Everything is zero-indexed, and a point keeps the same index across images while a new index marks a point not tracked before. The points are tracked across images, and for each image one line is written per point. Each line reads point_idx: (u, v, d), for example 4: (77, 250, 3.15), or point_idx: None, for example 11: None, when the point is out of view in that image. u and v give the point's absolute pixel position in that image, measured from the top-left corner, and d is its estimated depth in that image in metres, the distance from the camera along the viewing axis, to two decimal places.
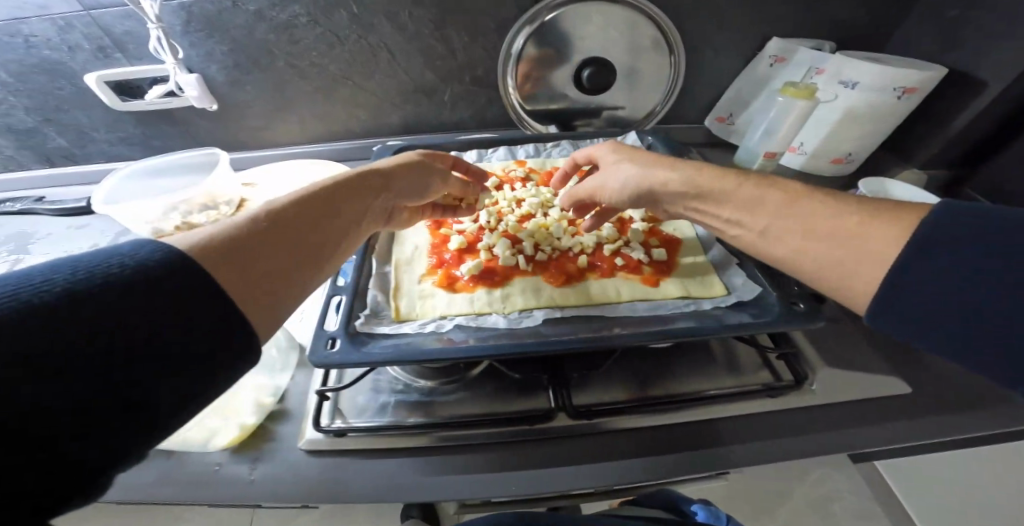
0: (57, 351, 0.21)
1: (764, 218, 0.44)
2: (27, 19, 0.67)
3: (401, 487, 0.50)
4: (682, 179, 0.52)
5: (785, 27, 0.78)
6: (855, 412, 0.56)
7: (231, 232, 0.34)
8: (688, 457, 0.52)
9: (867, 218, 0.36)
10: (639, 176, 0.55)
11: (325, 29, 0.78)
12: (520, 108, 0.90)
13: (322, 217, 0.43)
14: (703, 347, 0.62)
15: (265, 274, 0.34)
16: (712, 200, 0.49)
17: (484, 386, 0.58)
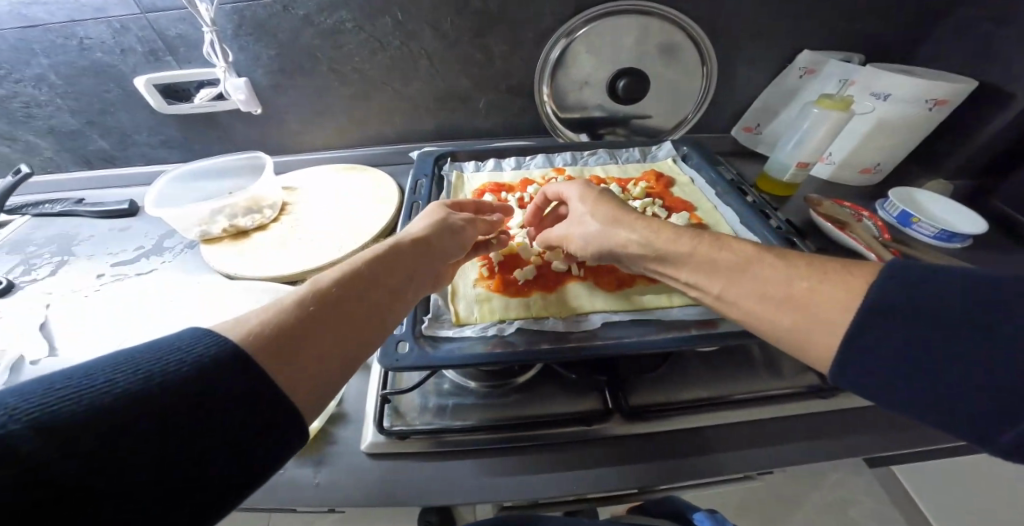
0: (145, 415, 0.26)
1: (718, 282, 0.44)
2: (83, 21, 0.67)
3: (466, 488, 0.50)
4: (642, 238, 0.51)
5: (819, 40, 0.80)
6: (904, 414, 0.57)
7: (278, 318, 0.34)
8: (747, 455, 0.52)
9: (815, 284, 0.37)
10: (600, 234, 0.54)
11: (369, 35, 0.79)
12: (553, 117, 0.91)
13: (372, 283, 0.42)
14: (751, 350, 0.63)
15: (307, 360, 0.34)
16: (670, 261, 0.49)
17: (539, 389, 0.59)
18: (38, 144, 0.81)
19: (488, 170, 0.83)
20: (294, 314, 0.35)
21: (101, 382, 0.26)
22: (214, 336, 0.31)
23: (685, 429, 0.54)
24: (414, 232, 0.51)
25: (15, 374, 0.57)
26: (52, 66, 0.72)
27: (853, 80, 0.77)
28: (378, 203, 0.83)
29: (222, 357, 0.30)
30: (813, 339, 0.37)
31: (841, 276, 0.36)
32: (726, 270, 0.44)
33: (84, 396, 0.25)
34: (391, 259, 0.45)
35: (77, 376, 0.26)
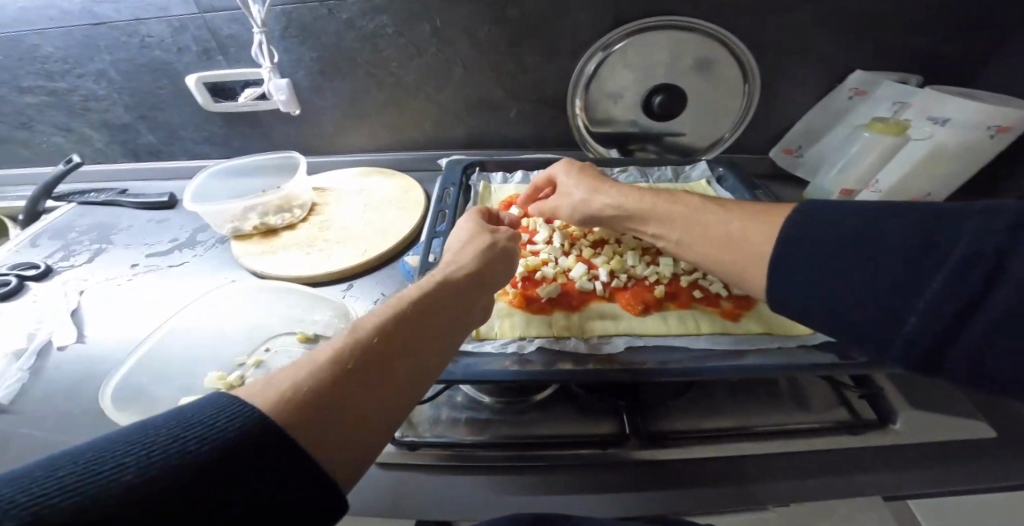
0: (175, 493, 0.23)
1: (677, 234, 0.53)
2: (146, 20, 0.70)
3: (474, 504, 0.48)
4: (684, 209, 0.53)
5: (870, 61, 0.77)
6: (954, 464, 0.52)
7: (310, 380, 0.31)
8: (774, 489, 0.48)
9: (747, 226, 0.45)
10: (587, 200, 0.63)
11: (408, 41, 0.80)
12: (585, 130, 0.90)
13: (411, 330, 0.39)
14: (782, 383, 0.59)
15: (348, 420, 0.31)
16: (640, 219, 0.58)
17: (554, 409, 0.57)
18: (91, 136, 0.84)
19: (516, 182, 0.82)
20: (335, 367, 0.33)
21: (111, 464, 0.23)
22: (244, 404, 0.28)
23: (708, 459, 0.51)
24: (443, 274, 0.47)
25: (42, 359, 0.59)
26: (113, 62, 0.75)
27: (910, 103, 0.74)
28: (404, 209, 0.83)
29: (254, 426, 0.26)
30: (754, 277, 0.43)
31: (762, 212, 0.45)
32: (759, 226, 0.44)
33: (100, 481, 0.22)
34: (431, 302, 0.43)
35: (84, 461, 0.23)
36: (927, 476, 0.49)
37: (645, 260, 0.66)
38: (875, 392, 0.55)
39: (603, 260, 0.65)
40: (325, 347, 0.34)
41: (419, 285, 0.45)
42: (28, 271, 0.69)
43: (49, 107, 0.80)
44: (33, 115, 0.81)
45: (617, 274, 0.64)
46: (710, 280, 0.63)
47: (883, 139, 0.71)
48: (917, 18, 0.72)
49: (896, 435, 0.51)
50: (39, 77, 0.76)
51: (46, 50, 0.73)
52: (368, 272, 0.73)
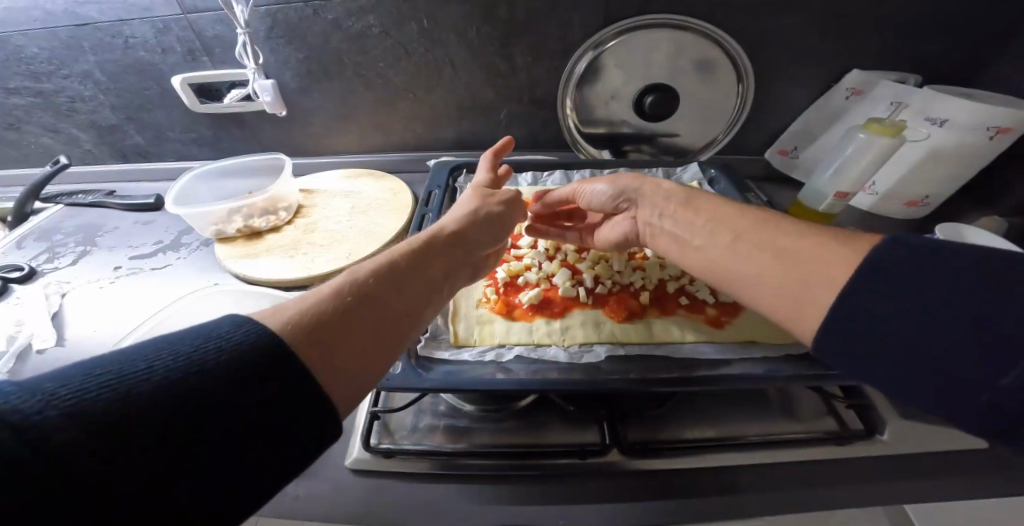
0: (194, 399, 0.25)
1: (728, 231, 0.43)
2: (130, 20, 0.70)
3: (446, 515, 0.47)
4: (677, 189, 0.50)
5: (868, 61, 0.75)
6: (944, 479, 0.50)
7: (318, 308, 0.33)
8: (757, 500, 0.47)
9: (803, 233, 0.38)
10: (616, 185, 0.56)
11: (395, 41, 0.79)
12: (575, 131, 0.89)
13: (412, 273, 0.41)
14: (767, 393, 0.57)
15: (355, 347, 0.33)
16: (687, 210, 0.48)
17: (533, 417, 0.55)
18: (79, 137, 0.83)
19: (503, 184, 0.81)
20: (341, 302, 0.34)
21: (137, 368, 0.25)
22: (259, 323, 0.30)
23: (688, 470, 0.49)
24: (443, 227, 0.49)
25: (21, 361, 0.59)
26: (98, 64, 0.74)
27: (906, 103, 0.72)
28: (390, 212, 0.82)
29: (269, 340, 0.28)
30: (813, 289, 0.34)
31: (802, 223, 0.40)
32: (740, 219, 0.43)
33: (130, 380, 0.24)
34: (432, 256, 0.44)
35: (115, 363, 0.25)
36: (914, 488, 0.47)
37: (631, 266, 0.64)
38: (862, 402, 0.53)
39: (588, 266, 0.64)
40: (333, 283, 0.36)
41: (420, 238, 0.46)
42: (12, 273, 0.69)
43: (37, 108, 0.79)
44: (20, 116, 0.80)
45: (602, 279, 0.62)
46: (696, 287, 0.62)
47: (878, 141, 0.69)
48: (917, 16, 0.70)
49: (882, 446, 0.50)
50: (25, 79, 0.75)
51: (31, 52, 0.72)
52: None
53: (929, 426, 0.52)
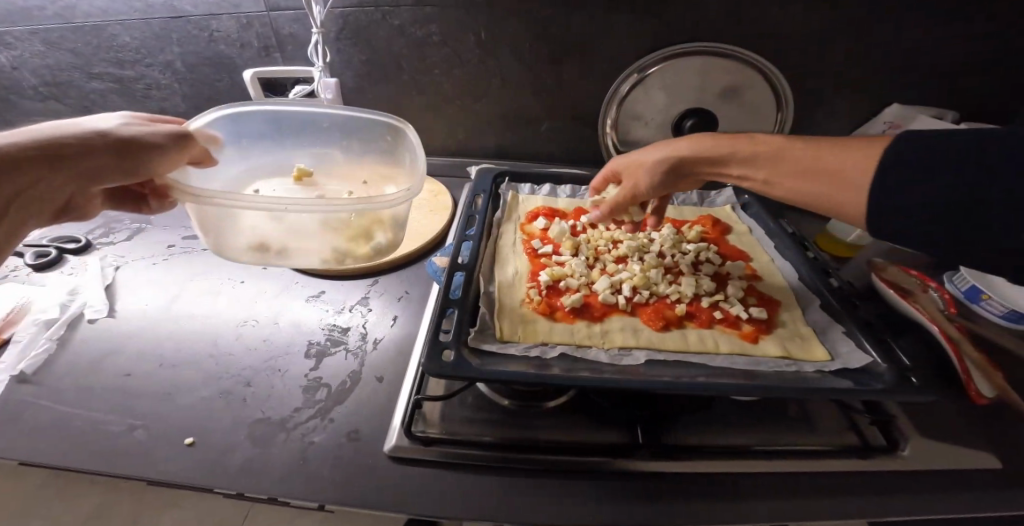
0: None
1: (766, 165, 0.48)
2: (219, 16, 0.74)
3: (489, 502, 0.49)
4: (752, 147, 0.49)
5: (902, 95, 0.78)
6: (963, 480, 0.54)
7: None
8: (792, 504, 0.51)
9: (844, 156, 0.41)
10: (633, 164, 0.59)
11: (451, 50, 0.83)
12: (613, 151, 0.92)
13: None
14: (783, 406, 0.62)
15: None
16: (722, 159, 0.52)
17: (566, 417, 0.59)
18: None
19: (543, 194, 0.83)
20: None
21: None
22: None
23: (716, 471, 0.53)
24: None
25: (71, 330, 0.61)
26: (181, 55, 0.79)
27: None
28: (429, 212, 0.84)
29: None
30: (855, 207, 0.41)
31: (797, 142, 0.46)
32: (794, 163, 0.46)
33: None
34: (132, 151, 0.44)
35: None
36: (935, 502, 0.51)
37: (668, 279, 0.67)
38: (884, 418, 0.58)
39: (627, 276, 0.66)
40: None
41: (144, 130, 0.46)
42: (69, 244, 0.72)
43: (113, 93, 0.84)
44: (96, 100, 0.85)
45: (640, 289, 0.64)
46: (731, 303, 0.63)
47: None
48: (953, 57, 0.73)
49: (905, 460, 0.55)
50: (111, 65, 0.81)
51: (124, 40, 0.78)
52: (393, 269, 0.75)
53: (955, 446, 0.57)
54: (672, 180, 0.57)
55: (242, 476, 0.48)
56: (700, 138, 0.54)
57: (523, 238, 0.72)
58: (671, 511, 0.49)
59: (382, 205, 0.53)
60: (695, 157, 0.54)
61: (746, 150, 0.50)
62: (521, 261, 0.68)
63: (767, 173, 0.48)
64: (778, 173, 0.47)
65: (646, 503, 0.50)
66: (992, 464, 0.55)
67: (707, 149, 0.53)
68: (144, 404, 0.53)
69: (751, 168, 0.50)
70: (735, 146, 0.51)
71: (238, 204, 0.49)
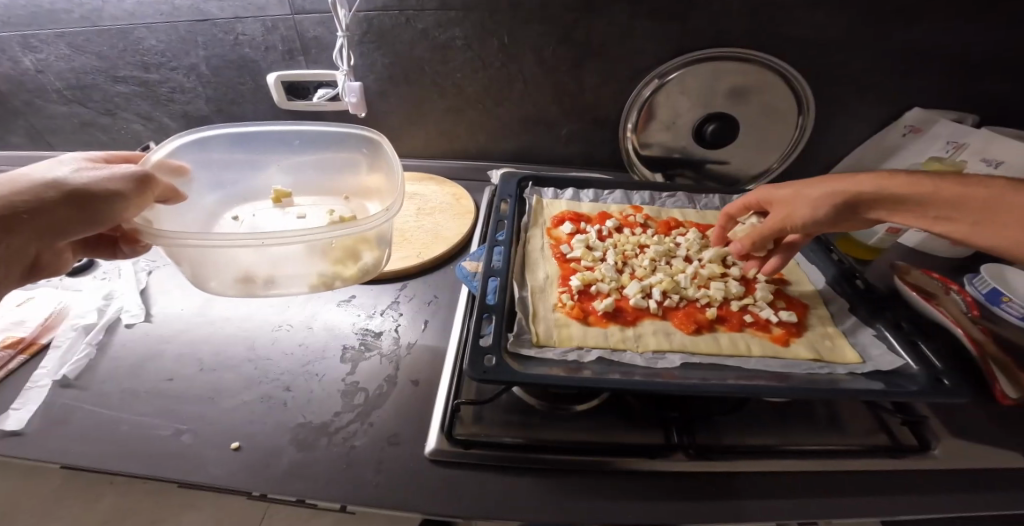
0: None
1: (962, 211, 0.45)
2: (245, 19, 0.72)
3: (533, 503, 0.50)
4: (940, 190, 0.46)
5: (926, 100, 0.78)
6: (987, 479, 0.55)
7: None
8: (826, 503, 0.52)
9: None
10: (793, 198, 0.57)
11: (475, 54, 0.83)
12: (633, 154, 0.93)
13: None
14: (811, 408, 0.63)
15: None
16: (905, 202, 0.48)
17: (599, 419, 0.59)
18: (169, 125, 0.88)
19: (567, 198, 0.83)
20: None
21: None
22: None
23: (751, 472, 0.54)
24: None
25: (109, 334, 0.61)
26: (206, 58, 0.77)
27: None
28: (453, 217, 0.85)
29: None
30: None
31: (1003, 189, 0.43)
32: (1004, 210, 0.42)
33: None
34: (83, 200, 0.44)
35: None
36: (964, 502, 0.53)
37: (697, 283, 0.67)
38: (914, 419, 0.59)
39: (657, 280, 0.66)
40: None
41: (98, 176, 0.45)
42: None
43: (136, 96, 0.84)
44: (119, 103, 0.85)
45: (671, 293, 0.65)
46: (761, 307, 0.64)
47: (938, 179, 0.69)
48: (981, 62, 0.73)
49: (935, 460, 0.56)
50: (134, 68, 0.80)
51: (149, 43, 0.76)
52: (421, 272, 0.76)
53: (981, 447, 0.58)
54: (841, 216, 0.54)
55: (288, 480, 0.49)
56: (879, 176, 0.50)
57: (550, 242, 0.73)
58: (709, 510, 0.51)
59: (367, 227, 0.54)
60: (874, 197, 0.50)
61: (927, 191, 0.47)
62: (551, 265, 0.69)
63: (960, 219, 0.45)
64: (983, 220, 0.44)
65: (684, 502, 0.51)
66: (1015, 462, 0.57)
67: (895, 190, 0.49)
68: (186, 407, 0.54)
69: (922, 208, 0.47)
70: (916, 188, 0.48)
71: (230, 245, 0.49)
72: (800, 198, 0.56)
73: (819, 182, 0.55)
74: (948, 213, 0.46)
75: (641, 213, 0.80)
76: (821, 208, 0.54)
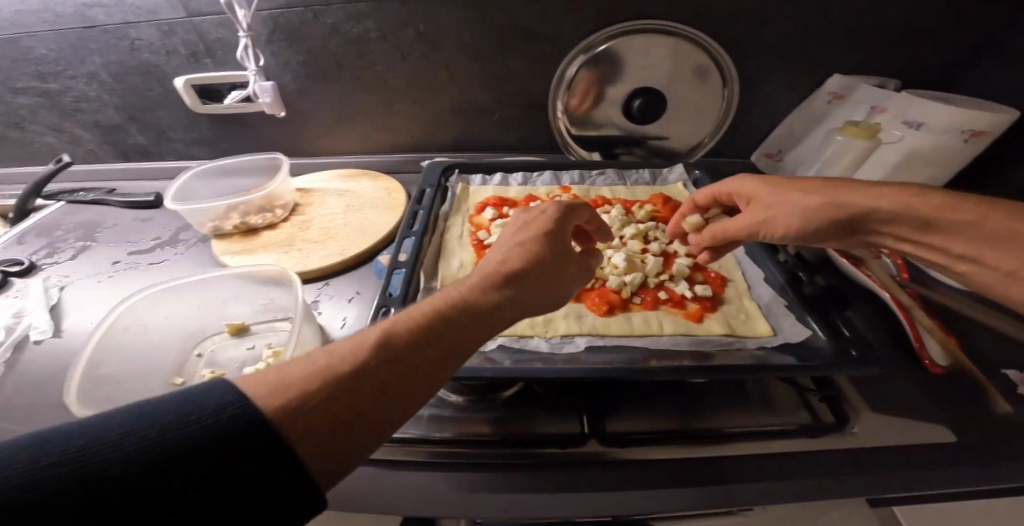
0: None
1: (1008, 256, 0.39)
2: (136, 23, 0.71)
3: (438, 500, 0.49)
4: (988, 224, 0.40)
5: (847, 66, 0.77)
6: (910, 458, 0.52)
7: (351, 355, 0.29)
8: (738, 491, 0.49)
9: None
10: (788, 202, 0.51)
11: (393, 45, 0.79)
12: (567, 134, 0.89)
13: (397, 369, 0.29)
14: (737, 385, 0.62)
15: (323, 448, 0.25)
16: (940, 232, 0.42)
17: (518, 410, 0.58)
18: (83, 136, 0.85)
19: (495, 184, 0.82)
20: (321, 370, 0.28)
21: None
22: (234, 399, 0.25)
23: (663, 457, 0.53)
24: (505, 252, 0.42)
25: (18, 351, 0.60)
26: (104, 65, 0.76)
27: (979, 130, 0.66)
28: (384, 212, 0.82)
29: (236, 422, 0.24)
30: None
31: None
32: None
33: None
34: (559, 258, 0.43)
35: None
36: (886, 480, 0.50)
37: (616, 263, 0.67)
38: (832, 395, 0.58)
39: None
40: (461, 295, 0.36)
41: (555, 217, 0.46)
42: (13, 267, 0.71)
43: (41, 107, 0.82)
44: (26, 115, 0.83)
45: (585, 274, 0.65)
46: (676, 283, 0.64)
47: (853, 143, 0.70)
48: (896, 24, 0.71)
49: (851, 438, 0.54)
50: (32, 78, 0.78)
51: (39, 53, 0.75)
52: (341, 272, 0.73)
53: (903, 420, 0.56)
54: (836, 231, 0.49)
55: None
56: (887, 190, 0.45)
57: (471, 228, 0.73)
58: (616, 500, 0.49)
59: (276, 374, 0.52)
60: (890, 217, 0.45)
61: (972, 218, 0.40)
62: (467, 253, 0.68)
63: (990, 257, 0.40)
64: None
65: (588, 496, 0.49)
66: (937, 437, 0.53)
67: (923, 213, 0.43)
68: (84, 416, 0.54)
69: (931, 236, 0.43)
70: (959, 220, 0.41)
71: None
72: (785, 202, 0.52)
73: (818, 189, 0.49)
74: (989, 252, 0.40)
75: (568, 194, 0.79)
76: (806, 216, 0.50)
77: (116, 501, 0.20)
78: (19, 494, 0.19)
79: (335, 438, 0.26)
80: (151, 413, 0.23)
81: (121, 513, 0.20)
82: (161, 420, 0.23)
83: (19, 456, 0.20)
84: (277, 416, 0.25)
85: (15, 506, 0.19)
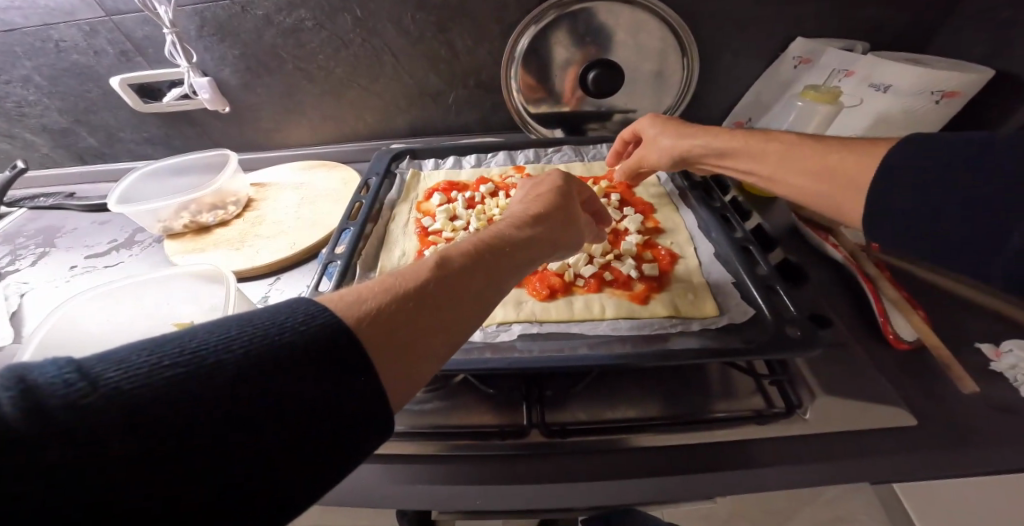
0: None
1: (767, 167, 0.49)
2: (57, 25, 0.71)
3: (393, 494, 0.48)
4: (752, 144, 0.51)
5: (809, 24, 0.71)
6: (853, 444, 0.48)
7: (421, 272, 0.34)
8: (686, 482, 0.47)
9: (850, 155, 0.42)
10: (666, 147, 0.60)
11: (330, 32, 0.75)
12: (523, 112, 0.85)
13: (457, 286, 0.34)
14: (696, 370, 0.56)
15: (413, 335, 0.30)
16: (730, 158, 0.54)
17: (462, 399, 0.55)
18: (35, 141, 0.87)
19: (447, 167, 0.80)
20: (396, 279, 0.32)
21: None
22: (323, 310, 0.27)
23: (608, 448, 0.49)
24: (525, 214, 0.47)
25: None
26: (35, 68, 0.76)
27: (950, 91, 0.62)
28: (337, 203, 0.80)
29: (334, 326, 0.26)
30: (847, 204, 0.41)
31: (802, 141, 0.47)
32: (791, 160, 0.47)
33: None
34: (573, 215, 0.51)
35: None
36: (826, 467, 0.46)
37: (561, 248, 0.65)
38: (783, 379, 0.52)
39: None
40: (495, 234, 0.42)
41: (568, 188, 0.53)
42: None
43: None
44: None
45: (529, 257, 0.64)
46: (622, 263, 0.63)
47: (815, 108, 0.65)
48: None
49: (798, 426, 0.49)
50: None
51: None
52: (295, 264, 0.72)
53: (866, 404, 0.50)
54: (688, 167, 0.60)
55: None
56: (745, 133, 0.53)
57: (417, 215, 0.72)
58: (547, 494, 0.47)
59: None
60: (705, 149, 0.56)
61: (740, 144, 0.52)
62: (411, 242, 0.68)
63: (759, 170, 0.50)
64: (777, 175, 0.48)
65: (513, 490, 0.47)
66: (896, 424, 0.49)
67: (717, 144, 0.55)
68: None
69: (767, 166, 0.49)
70: (738, 144, 0.53)
71: None
72: (655, 145, 0.62)
73: (680, 131, 0.59)
74: (750, 168, 0.51)
75: (521, 174, 0.76)
76: (665, 157, 0.61)
77: (256, 380, 0.23)
78: (178, 370, 0.21)
79: (413, 336, 0.30)
80: (273, 313, 0.26)
81: (274, 383, 0.23)
82: (283, 320, 0.25)
83: (113, 373, 0.20)
84: (378, 311, 0.29)
85: (178, 379, 0.21)
